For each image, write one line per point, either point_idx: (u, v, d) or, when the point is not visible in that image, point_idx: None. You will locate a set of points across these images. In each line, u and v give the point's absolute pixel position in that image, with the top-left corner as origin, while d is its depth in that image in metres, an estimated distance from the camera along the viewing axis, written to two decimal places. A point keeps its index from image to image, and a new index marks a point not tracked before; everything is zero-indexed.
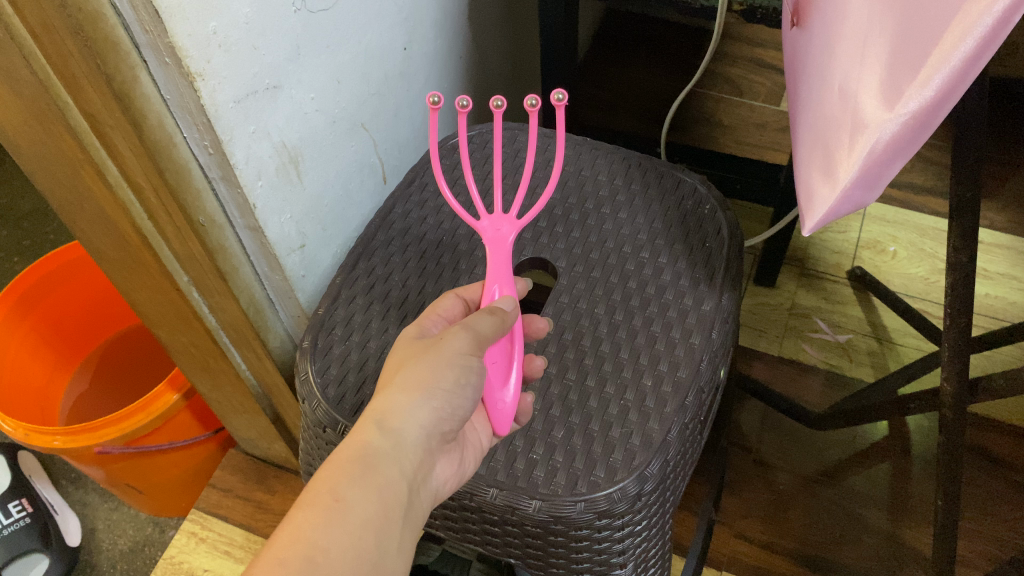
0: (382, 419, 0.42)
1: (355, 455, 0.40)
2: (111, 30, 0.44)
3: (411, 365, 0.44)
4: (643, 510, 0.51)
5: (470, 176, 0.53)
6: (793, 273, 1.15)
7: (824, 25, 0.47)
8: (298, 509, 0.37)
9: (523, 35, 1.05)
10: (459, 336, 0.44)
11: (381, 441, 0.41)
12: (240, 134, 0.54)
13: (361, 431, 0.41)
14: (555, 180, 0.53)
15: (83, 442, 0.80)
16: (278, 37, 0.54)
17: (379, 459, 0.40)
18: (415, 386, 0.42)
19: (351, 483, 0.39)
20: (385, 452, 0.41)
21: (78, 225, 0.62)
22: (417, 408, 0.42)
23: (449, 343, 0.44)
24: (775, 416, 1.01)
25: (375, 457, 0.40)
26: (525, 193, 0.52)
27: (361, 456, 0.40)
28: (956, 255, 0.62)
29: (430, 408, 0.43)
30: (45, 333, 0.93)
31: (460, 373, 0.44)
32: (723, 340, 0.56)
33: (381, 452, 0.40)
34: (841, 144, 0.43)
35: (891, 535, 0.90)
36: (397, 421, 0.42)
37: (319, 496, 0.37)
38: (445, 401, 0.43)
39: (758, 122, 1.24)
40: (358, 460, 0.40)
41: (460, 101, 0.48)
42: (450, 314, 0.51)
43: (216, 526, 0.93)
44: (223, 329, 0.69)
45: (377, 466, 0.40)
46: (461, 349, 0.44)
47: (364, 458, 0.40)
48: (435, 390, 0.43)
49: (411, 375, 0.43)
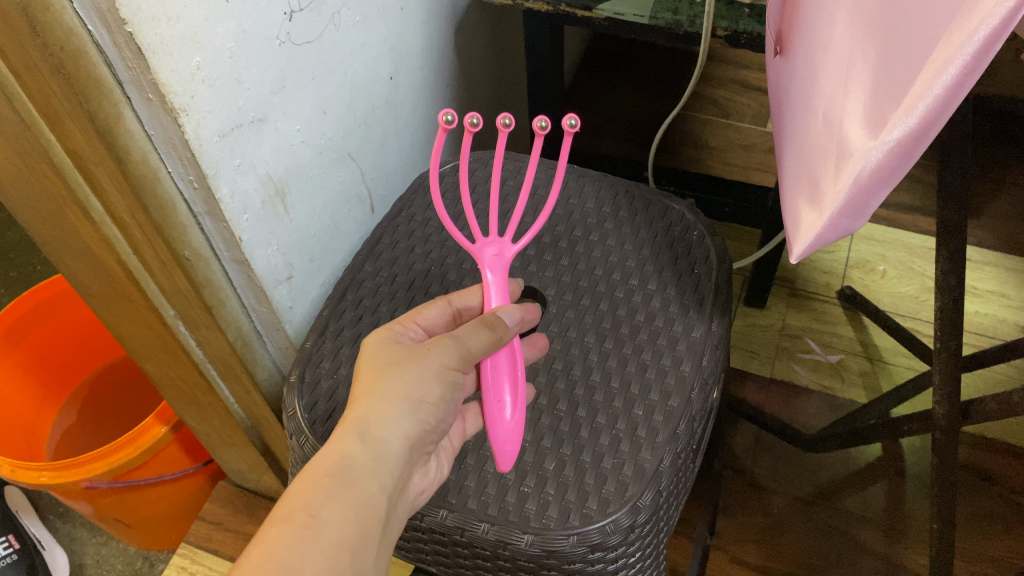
0: (364, 429, 0.42)
1: (332, 469, 0.40)
2: (94, 68, 0.44)
3: (394, 373, 0.44)
4: (637, 542, 0.51)
5: (468, 204, 0.52)
6: (783, 293, 1.15)
7: (806, 56, 0.47)
8: (272, 526, 0.37)
9: (510, 61, 1.06)
10: (446, 349, 0.45)
11: (360, 454, 0.41)
12: (226, 169, 0.53)
13: (339, 443, 0.41)
14: (543, 215, 0.52)
15: (71, 477, 0.78)
16: (262, 71, 0.53)
17: (357, 473, 0.41)
18: (396, 398, 0.43)
19: (328, 498, 0.39)
20: (365, 465, 0.41)
21: (63, 262, 0.62)
22: (401, 417, 0.43)
23: (434, 355, 0.45)
24: (768, 438, 1.01)
25: (352, 471, 0.41)
26: (521, 221, 0.51)
27: (340, 471, 0.40)
28: (944, 278, 0.62)
29: (413, 420, 0.44)
30: (31, 367, 0.92)
31: (445, 390, 0.45)
32: (714, 366, 0.56)
33: (359, 466, 0.41)
34: (826, 172, 0.43)
35: (884, 556, 0.90)
36: (380, 432, 0.42)
37: (294, 512, 0.38)
38: (428, 415, 0.44)
39: (745, 144, 1.25)
40: (338, 475, 0.40)
41: (470, 119, 0.45)
42: (431, 322, 0.51)
43: (206, 559, 0.92)
44: (210, 363, 0.69)
45: (354, 482, 0.40)
46: (445, 362, 0.45)
47: (341, 471, 0.40)
48: (418, 408, 0.44)
49: (396, 387, 0.44)
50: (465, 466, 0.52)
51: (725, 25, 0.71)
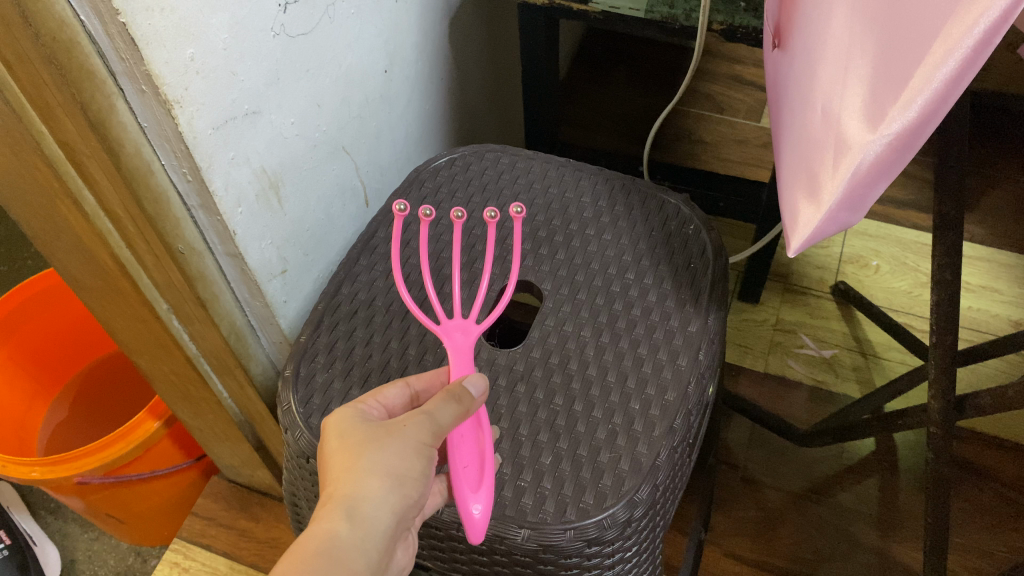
0: (350, 507, 0.40)
1: (318, 549, 0.38)
2: (86, 59, 0.43)
3: (373, 450, 0.42)
4: (633, 536, 0.51)
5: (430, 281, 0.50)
6: (777, 289, 1.15)
7: (805, 51, 0.47)
8: None
9: (505, 54, 1.05)
10: (423, 423, 0.43)
11: (347, 533, 0.39)
12: (220, 161, 0.53)
13: (326, 522, 0.39)
14: (505, 295, 0.52)
15: (62, 472, 0.78)
16: (256, 63, 0.53)
17: (344, 553, 0.38)
18: (378, 474, 0.41)
19: None
20: (351, 545, 0.39)
21: (55, 255, 0.61)
22: (385, 494, 0.41)
23: (410, 430, 0.42)
24: (762, 433, 1.01)
25: (338, 550, 0.38)
26: (480, 296, 0.50)
27: (327, 550, 0.38)
28: (941, 272, 0.62)
29: (398, 496, 0.41)
30: (22, 362, 0.92)
31: (427, 463, 0.43)
32: (710, 360, 0.56)
33: (346, 546, 0.39)
34: (824, 166, 0.43)
35: (878, 550, 0.90)
36: (365, 509, 0.40)
37: None
38: (412, 489, 0.42)
39: (739, 139, 1.25)
40: (324, 555, 0.38)
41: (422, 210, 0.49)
42: (392, 403, 0.48)
43: (199, 555, 0.92)
44: (203, 357, 0.68)
45: (342, 561, 0.38)
46: (424, 436, 0.43)
47: (327, 552, 0.38)
48: (403, 483, 0.42)
49: (378, 462, 0.42)
50: None
51: (721, 19, 0.71)
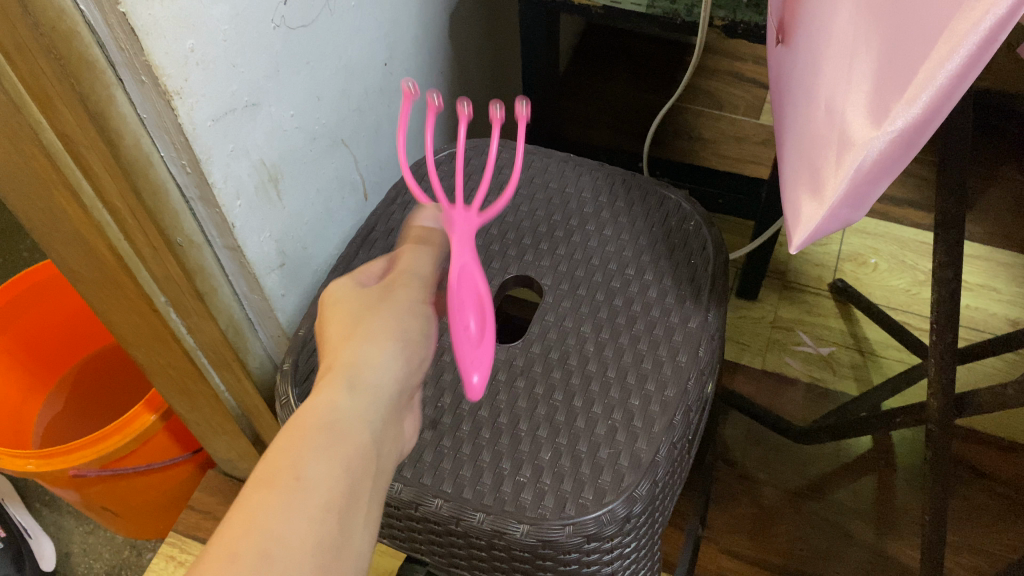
0: (350, 381, 0.39)
1: (318, 420, 0.36)
2: (86, 49, 0.43)
3: (368, 322, 0.44)
4: (633, 532, 0.51)
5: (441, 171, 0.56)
6: (775, 286, 1.15)
7: (810, 45, 0.47)
8: (252, 487, 0.32)
9: (505, 49, 1.05)
10: (408, 289, 0.47)
11: (349, 402, 0.38)
12: (219, 153, 0.53)
13: (326, 395, 0.38)
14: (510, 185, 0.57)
15: (58, 465, 0.78)
16: (256, 55, 0.53)
17: (347, 423, 0.37)
18: (375, 346, 0.42)
19: (315, 452, 0.34)
20: (354, 414, 0.38)
21: (52, 247, 0.61)
22: (385, 360, 0.42)
23: (399, 296, 0.47)
24: (759, 429, 1.01)
25: (340, 423, 0.37)
26: (483, 180, 0.56)
27: (328, 422, 0.36)
28: (942, 270, 0.62)
29: (399, 363, 0.42)
30: (18, 354, 0.91)
31: (422, 327, 0.46)
32: (710, 357, 0.56)
33: (349, 414, 0.37)
34: (827, 161, 0.42)
35: (874, 548, 0.90)
36: (367, 378, 0.40)
37: (277, 473, 0.33)
38: (410, 354, 0.43)
39: (738, 136, 1.25)
40: (324, 427, 0.36)
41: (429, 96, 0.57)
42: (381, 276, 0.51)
43: (196, 549, 0.91)
44: (201, 350, 0.68)
45: (345, 431, 0.36)
46: (412, 300, 0.47)
47: (330, 422, 0.36)
48: (400, 346, 0.43)
49: (375, 331, 0.43)
50: (460, 455, 0.52)
51: (723, 14, 0.71)
